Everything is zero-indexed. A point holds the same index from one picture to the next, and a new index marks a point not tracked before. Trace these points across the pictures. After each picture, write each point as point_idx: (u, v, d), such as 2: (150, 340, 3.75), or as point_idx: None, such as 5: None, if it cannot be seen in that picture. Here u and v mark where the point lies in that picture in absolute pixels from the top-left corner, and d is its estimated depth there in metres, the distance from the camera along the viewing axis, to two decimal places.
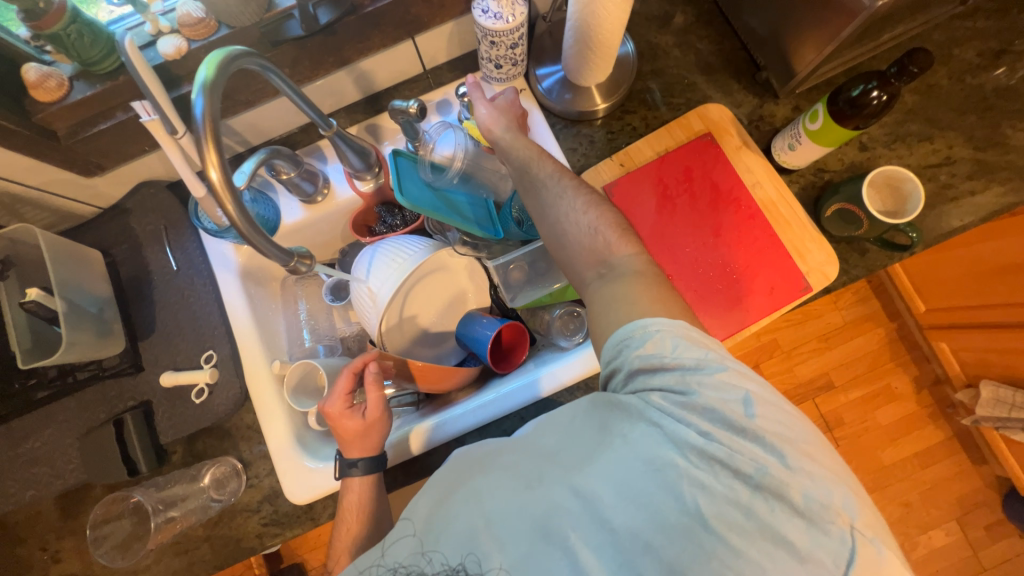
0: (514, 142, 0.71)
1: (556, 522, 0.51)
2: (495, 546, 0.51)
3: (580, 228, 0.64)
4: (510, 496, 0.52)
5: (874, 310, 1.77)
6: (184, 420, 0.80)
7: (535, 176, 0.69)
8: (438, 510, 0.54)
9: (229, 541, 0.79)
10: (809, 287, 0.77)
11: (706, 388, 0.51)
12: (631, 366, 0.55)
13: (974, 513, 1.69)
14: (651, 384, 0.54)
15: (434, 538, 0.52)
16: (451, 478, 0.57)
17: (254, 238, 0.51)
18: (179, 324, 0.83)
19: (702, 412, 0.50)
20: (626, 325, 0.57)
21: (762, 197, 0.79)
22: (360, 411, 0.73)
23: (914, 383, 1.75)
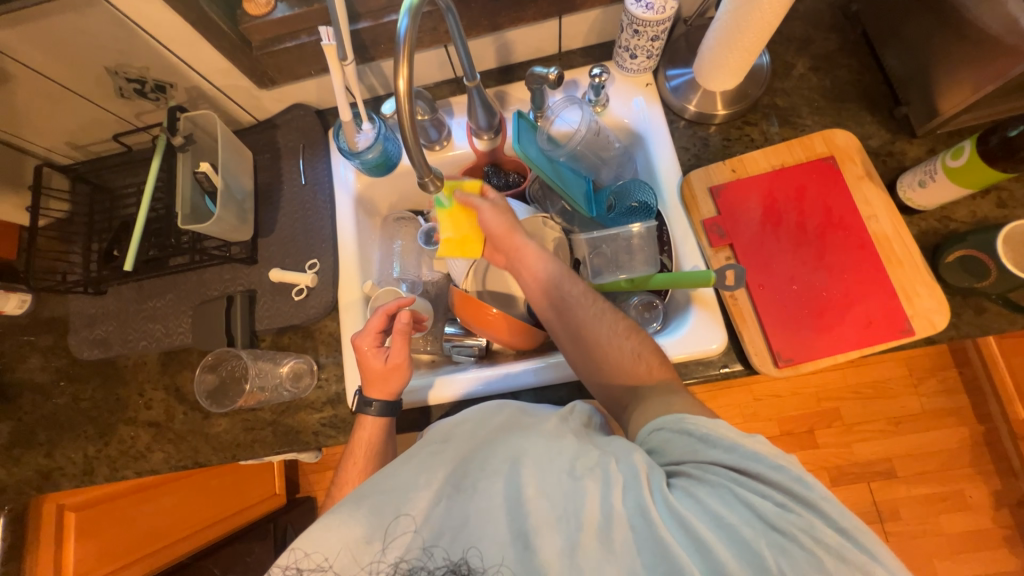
0: (548, 259, 0.80)
1: (610, 528, 0.50)
2: (543, 533, 0.50)
3: (622, 352, 0.70)
4: (560, 486, 0.53)
5: (960, 406, 1.58)
6: (280, 313, 0.90)
7: (564, 294, 0.77)
8: (477, 483, 0.54)
9: (289, 430, 0.86)
10: (912, 330, 0.72)
11: (754, 453, 0.54)
12: (683, 440, 0.58)
13: None
14: (688, 451, 0.57)
15: (477, 523, 0.51)
16: (500, 442, 0.59)
17: (413, 144, 0.61)
18: (295, 230, 0.94)
19: (749, 473, 0.53)
20: (652, 420, 0.63)
21: (877, 229, 0.77)
22: (384, 353, 0.78)
23: (994, 497, 1.54)
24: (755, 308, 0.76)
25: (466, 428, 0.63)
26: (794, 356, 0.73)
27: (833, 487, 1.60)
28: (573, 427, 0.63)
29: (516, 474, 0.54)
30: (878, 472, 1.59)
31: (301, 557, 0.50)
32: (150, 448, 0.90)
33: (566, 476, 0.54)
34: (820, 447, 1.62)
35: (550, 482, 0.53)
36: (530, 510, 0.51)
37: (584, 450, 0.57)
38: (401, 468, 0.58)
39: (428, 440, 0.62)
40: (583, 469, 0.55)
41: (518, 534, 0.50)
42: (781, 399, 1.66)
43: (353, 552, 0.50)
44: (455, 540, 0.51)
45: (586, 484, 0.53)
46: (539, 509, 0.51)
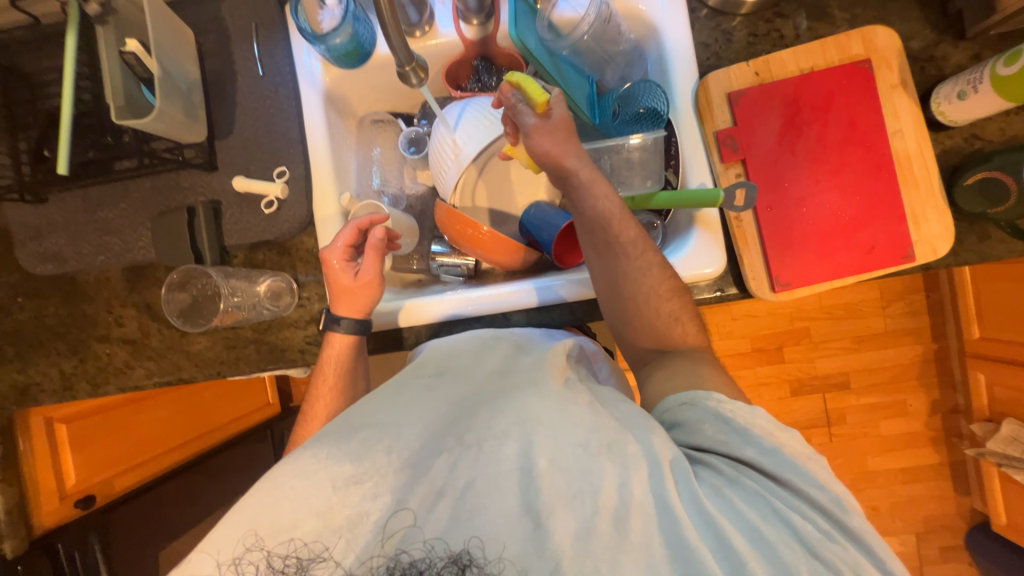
0: (595, 186, 0.65)
1: (631, 518, 0.46)
2: (557, 515, 0.46)
3: (658, 315, 0.66)
4: (576, 460, 0.49)
5: (921, 327, 1.68)
6: (251, 228, 0.82)
7: (615, 236, 0.65)
8: (483, 450, 0.50)
9: (274, 348, 0.84)
10: (912, 256, 0.71)
11: (796, 463, 0.50)
12: (719, 429, 0.53)
13: (935, 533, 1.72)
14: (716, 435, 0.53)
15: (482, 500, 0.47)
16: (506, 400, 0.56)
17: (388, 19, 0.51)
18: (257, 132, 0.82)
19: (781, 480, 0.50)
20: (686, 392, 0.58)
21: (899, 147, 0.71)
22: (355, 268, 0.76)
23: (930, 406, 1.71)
24: (760, 230, 0.72)
25: (459, 368, 0.64)
26: (790, 280, 0.72)
27: (793, 396, 1.73)
28: (579, 388, 0.59)
29: (526, 441, 0.50)
30: (833, 385, 1.72)
31: (300, 547, 0.45)
32: (130, 365, 0.87)
33: (579, 451, 0.49)
34: (786, 364, 1.72)
35: (564, 454, 0.49)
36: (541, 484, 0.47)
37: (598, 424, 0.52)
38: (395, 403, 0.57)
39: (418, 374, 0.63)
40: (601, 442, 0.50)
41: (528, 509, 0.46)
42: (757, 319, 1.72)
43: (346, 498, 0.46)
44: (458, 510, 0.47)
45: (602, 463, 0.49)
46: (552, 483, 0.47)
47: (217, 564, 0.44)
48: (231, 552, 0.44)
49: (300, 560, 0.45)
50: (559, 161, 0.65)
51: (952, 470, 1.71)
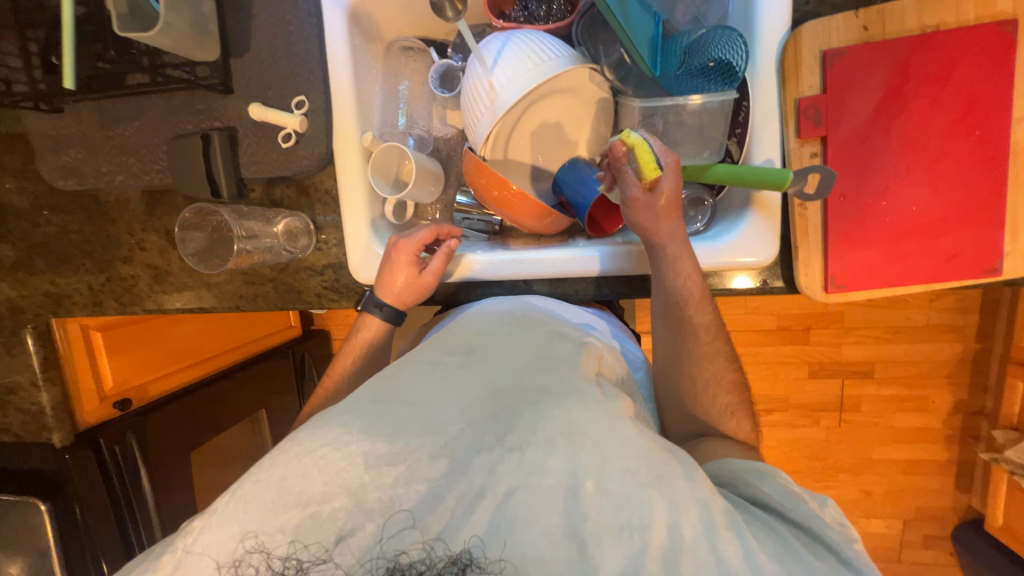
0: (682, 267, 0.63)
1: (683, 567, 0.41)
2: (600, 544, 0.43)
3: (714, 406, 0.64)
4: (624, 484, 0.45)
5: (967, 326, 1.56)
6: (267, 162, 0.77)
7: (688, 318, 0.64)
8: (523, 456, 0.47)
9: (290, 290, 0.83)
10: (999, 271, 0.62)
11: (864, 559, 0.47)
12: (783, 499, 0.51)
13: (924, 523, 1.73)
14: (777, 500, 0.50)
15: (520, 512, 0.44)
16: (548, 403, 0.52)
17: None
18: (274, 52, 0.75)
19: (852, 569, 0.46)
20: (742, 462, 0.56)
21: (1022, 138, 0.59)
22: (422, 266, 0.74)
23: (954, 405, 1.64)
24: (826, 221, 0.63)
25: (494, 353, 0.61)
26: (847, 281, 0.64)
27: (810, 378, 1.68)
28: (619, 399, 0.56)
29: (572, 457, 0.46)
30: (856, 373, 1.66)
31: (299, 549, 0.43)
32: (154, 291, 0.88)
33: (628, 478, 0.45)
34: (811, 347, 1.65)
35: (612, 480, 0.45)
36: (588, 508, 0.44)
37: (647, 450, 0.48)
38: (429, 378, 0.56)
39: (450, 351, 0.61)
40: (652, 472, 0.46)
41: (573, 533, 0.43)
42: (791, 299, 1.62)
43: (377, 479, 0.45)
44: (498, 520, 0.44)
45: (652, 496, 0.44)
46: (597, 509, 0.44)
47: (216, 566, 0.43)
48: (229, 553, 0.43)
49: (301, 564, 0.42)
50: (648, 233, 0.63)
51: (958, 468, 1.69)
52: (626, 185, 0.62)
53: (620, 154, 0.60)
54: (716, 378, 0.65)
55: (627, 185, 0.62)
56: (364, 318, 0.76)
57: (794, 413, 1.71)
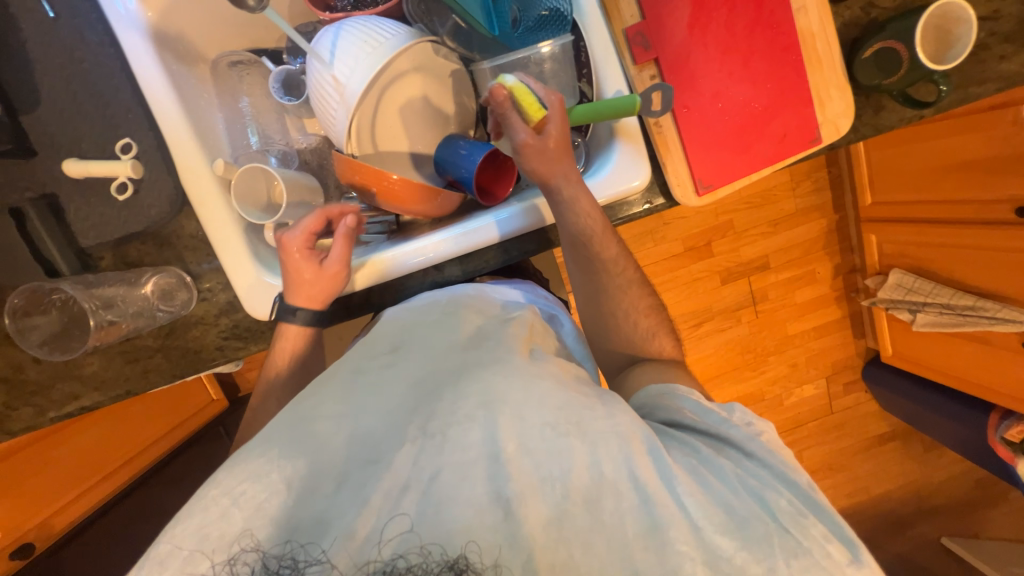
0: (582, 210, 0.66)
1: (601, 498, 0.48)
2: (525, 498, 0.46)
3: (634, 327, 0.73)
4: (543, 437, 0.49)
5: (825, 202, 1.83)
6: (108, 221, 0.68)
7: (597, 255, 0.70)
8: (444, 438, 0.49)
9: (186, 352, 0.74)
10: (820, 139, 0.72)
11: (765, 444, 0.55)
12: (693, 411, 0.60)
13: (841, 373, 2.01)
14: (692, 416, 0.59)
15: (447, 490, 0.46)
16: (469, 379, 0.54)
17: None
18: (75, 98, 0.65)
19: (754, 458, 0.54)
20: (665, 385, 0.64)
21: (804, 24, 0.69)
22: (321, 257, 0.68)
23: (835, 270, 1.91)
24: (680, 132, 0.70)
25: (415, 344, 0.61)
26: (710, 181, 0.72)
27: (723, 284, 1.86)
28: (546, 359, 0.59)
29: (490, 423, 0.49)
30: (756, 268, 1.87)
31: (297, 548, 0.44)
32: (10, 407, 0.73)
33: (547, 431, 0.50)
34: (715, 257, 1.83)
35: (530, 437, 0.49)
36: (509, 469, 0.47)
37: (568, 400, 0.53)
38: (353, 390, 0.55)
39: (373, 354, 0.60)
40: (568, 420, 0.51)
41: (497, 497, 0.46)
42: (687, 220, 1.79)
43: (304, 496, 0.47)
44: (423, 505, 0.46)
45: (569, 443, 0.49)
46: (519, 467, 0.47)
47: (211, 565, 0.43)
48: (226, 551, 0.44)
49: (296, 562, 0.43)
50: (545, 180, 0.65)
51: (852, 320, 1.98)
52: (513, 132, 0.64)
53: (503, 100, 0.63)
54: (632, 305, 0.73)
55: (515, 133, 0.64)
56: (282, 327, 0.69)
57: (719, 318, 1.89)
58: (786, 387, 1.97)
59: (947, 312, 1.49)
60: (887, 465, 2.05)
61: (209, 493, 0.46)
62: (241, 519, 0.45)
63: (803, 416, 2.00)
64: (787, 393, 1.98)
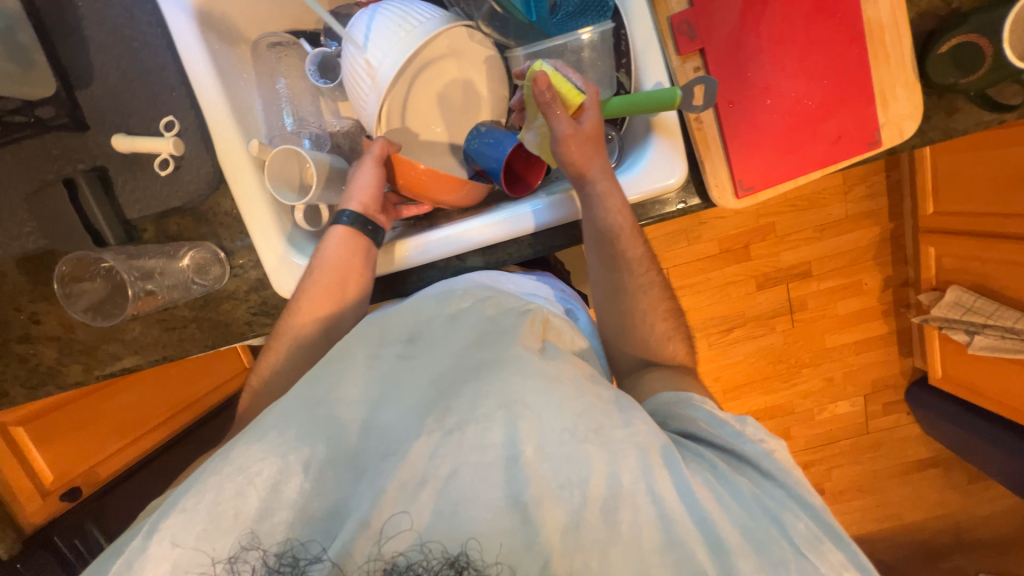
0: (609, 201, 0.64)
1: (619, 508, 0.47)
2: (544, 501, 0.47)
3: (655, 335, 0.71)
4: (564, 442, 0.49)
5: (879, 208, 1.70)
6: (150, 195, 0.71)
7: (623, 254, 0.67)
8: (464, 435, 0.49)
9: (217, 325, 0.77)
10: (879, 142, 0.66)
11: (783, 466, 0.54)
12: (710, 422, 0.58)
13: (881, 392, 1.89)
14: (706, 427, 0.58)
15: (465, 488, 0.47)
16: (488, 376, 0.53)
17: None
18: (124, 75, 0.68)
19: (772, 479, 0.53)
20: (677, 393, 0.63)
21: (872, 15, 0.63)
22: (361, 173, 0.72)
23: (885, 282, 1.78)
24: (722, 129, 0.66)
25: (434, 337, 0.60)
26: (751, 183, 0.67)
27: (759, 290, 1.77)
28: (562, 357, 0.57)
29: (511, 426, 0.49)
30: (796, 275, 1.77)
31: (297, 547, 0.46)
32: (62, 363, 0.79)
33: (566, 437, 0.49)
34: (753, 260, 1.74)
35: (550, 442, 0.49)
36: (526, 472, 0.47)
37: (587, 407, 0.51)
38: (367, 383, 0.56)
39: (388, 343, 0.60)
40: (589, 426, 0.50)
41: (514, 501, 0.47)
42: (724, 221, 1.71)
43: (317, 483, 0.49)
44: (443, 502, 0.47)
45: (589, 450, 0.49)
46: (538, 472, 0.48)
47: (212, 561, 0.46)
48: (225, 549, 0.46)
49: (296, 560, 0.46)
50: (581, 172, 0.63)
51: (899, 337, 1.85)
52: (551, 121, 0.61)
53: (542, 85, 0.58)
54: (653, 308, 0.70)
55: (552, 122, 0.61)
56: (321, 252, 0.69)
57: (752, 325, 1.81)
58: (818, 400, 1.88)
59: (1010, 336, 1.37)
60: (924, 492, 1.93)
61: (222, 471, 0.49)
62: (256, 498, 0.48)
63: (835, 433, 1.90)
64: (819, 407, 1.89)
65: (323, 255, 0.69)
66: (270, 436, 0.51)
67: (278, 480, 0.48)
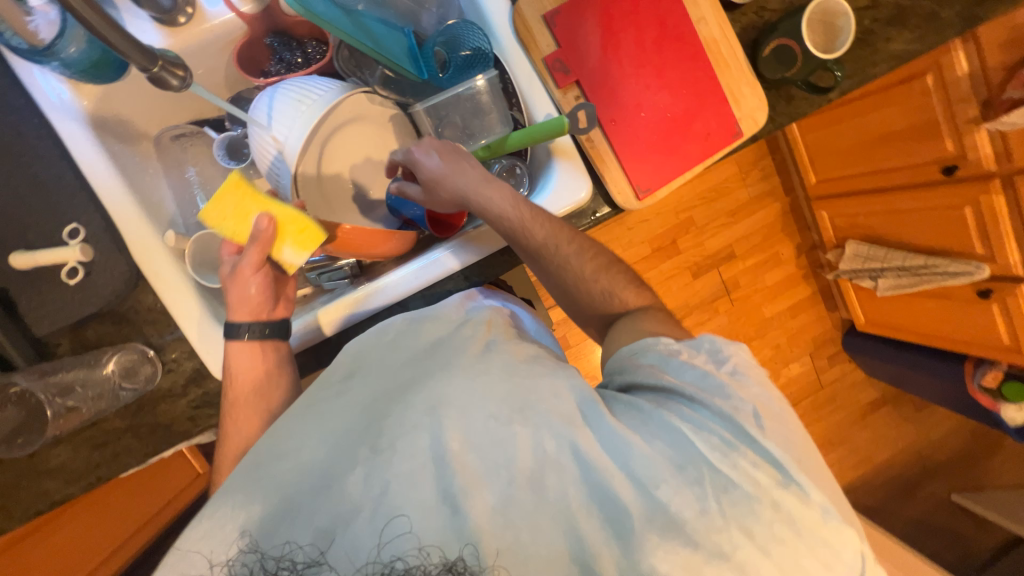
0: (504, 200, 0.66)
1: (546, 474, 0.48)
2: (477, 487, 0.47)
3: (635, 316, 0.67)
4: (490, 428, 0.50)
5: (773, 186, 1.92)
6: (62, 307, 0.67)
7: (533, 244, 0.66)
8: (395, 448, 0.49)
9: (157, 428, 0.72)
10: (740, 133, 0.78)
11: (716, 383, 0.53)
12: (648, 360, 0.58)
13: (823, 348, 2.05)
14: (654, 367, 0.57)
15: (395, 493, 0.47)
16: (422, 387, 0.54)
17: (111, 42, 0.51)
18: (17, 192, 0.66)
19: (704, 401, 0.52)
20: (632, 344, 0.61)
21: (706, 34, 0.75)
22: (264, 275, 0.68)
23: (798, 249, 1.98)
24: (611, 143, 0.75)
25: (374, 363, 0.60)
26: (647, 185, 0.76)
27: (694, 279, 1.91)
28: (501, 348, 0.58)
29: (437, 427, 0.50)
30: (722, 258, 1.93)
31: (293, 551, 0.47)
32: None
33: (491, 423, 0.50)
34: (682, 253, 1.88)
35: (476, 432, 0.50)
36: (455, 467, 0.48)
37: (511, 389, 0.52)
38: (308, 423, 0.55)
39: (328, 382, 0.60)
40: (515, 407, 0.51)
41: (445, 496, 0.47)
42: (648, 223, 1.84)
43: (269, 525, 0.48)
44: (381, 513, 0.46)
45: (516, 431, 0.49)
46: (465, 463, 0.48)
47: None
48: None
49: (294, 564, 0.46)
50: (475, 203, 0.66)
51: (822, 295, 2.04)
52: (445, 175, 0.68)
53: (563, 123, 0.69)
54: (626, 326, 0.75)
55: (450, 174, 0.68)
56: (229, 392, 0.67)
57: (697, 312, 1.93)
58: (772, 368, 2.01)
59: (905, 274, 1.55)
60: (885, 430, 2.08)
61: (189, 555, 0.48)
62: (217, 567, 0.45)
63: (795, 395, 2.03)
64: (774, 373, 2.01)
65: (233, 353, 0.68)
66: (232, 502, 0.50)
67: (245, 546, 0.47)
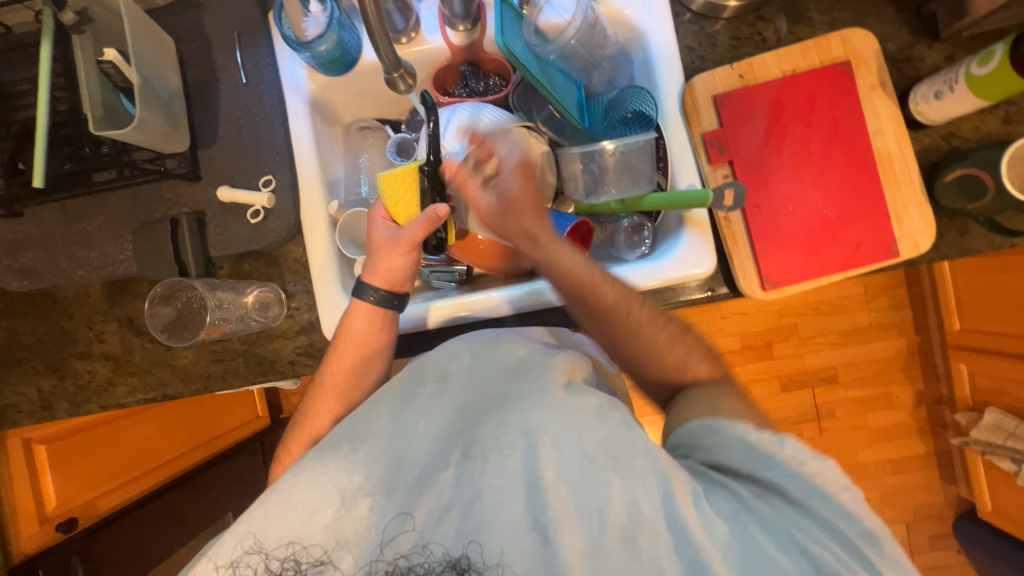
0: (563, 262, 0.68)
1: (643, 534, 0.49)
2: (569, 527, 0.50)
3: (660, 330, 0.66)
4: (582, 467, 0.52)
5: (904, 319, 1.64)
6: (235, 238, 0.80)
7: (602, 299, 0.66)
8: (486, 463, 0.53)
9: (262, 360, 0.81)
10: (897, 253, 0.72)
11: (821, 490, 0.49)
12: (734, 461, 0.53)
13: (924, 522, 1.67)
14: (737, 461, 0.52)
15: (493, 509, 0.51)
16: (512, 408, 0.57)
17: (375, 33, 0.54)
18: (240, 140, 0.82)
19: (803, 506, 0.49)
20: (705, 420, 0.57)
21: (880, 145, 0.73)
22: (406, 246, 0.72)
23: (917, 397, 1.66)
24: (748, 227, 0.74)
25: (462, 375, 0.64)
26: (775, 276, 0.73)
27: (782, 392, 1.66)
28: (586, 389, 0.60)
29: (531, 452, 0.53)
30: (822, 379, 1.66)
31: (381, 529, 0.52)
32: (112, 382, 0.83)
33: (585, 464, 0.52)
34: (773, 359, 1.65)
35: (569, 468, 0.52)
36: (547, 497, 0.50)
37: (608, 436, 0.54)
38: (385, 413, 0.59)
39: (418, 381, 0.63)
40: (609, 456, 0.53)
41: (535, 524, 0.50)
42: (746, 317, 1.65)
43: (347, 511, 0.52)
44: (466, 523, 0.51)
45: (608, 477, 0.51)
46: (557, 497, 0.51)
47: (215, 567, 0.50)
48: (227, 557, 0.50)
49: (298, 563, 0.50)
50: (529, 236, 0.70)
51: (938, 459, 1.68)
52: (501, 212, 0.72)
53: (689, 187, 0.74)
54: None
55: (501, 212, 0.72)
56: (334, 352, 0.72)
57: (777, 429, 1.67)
58: None
59: None
60: None
61: (269, 500, 0.52)
62: (295, 525, 0.51)
63: None
64: None
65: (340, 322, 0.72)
66: (316, 462, 0.54)
67: (313, 508, 0.51)
